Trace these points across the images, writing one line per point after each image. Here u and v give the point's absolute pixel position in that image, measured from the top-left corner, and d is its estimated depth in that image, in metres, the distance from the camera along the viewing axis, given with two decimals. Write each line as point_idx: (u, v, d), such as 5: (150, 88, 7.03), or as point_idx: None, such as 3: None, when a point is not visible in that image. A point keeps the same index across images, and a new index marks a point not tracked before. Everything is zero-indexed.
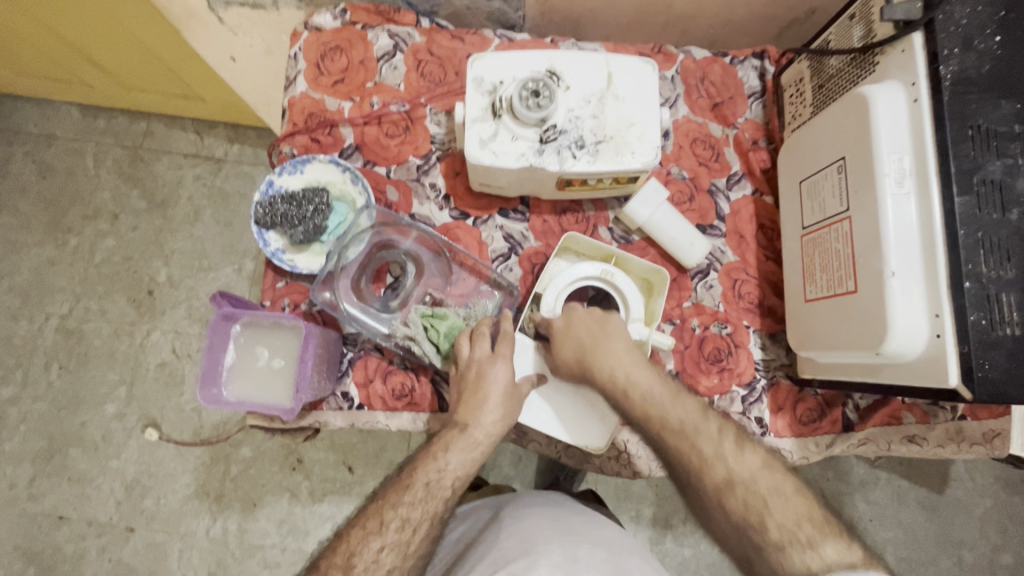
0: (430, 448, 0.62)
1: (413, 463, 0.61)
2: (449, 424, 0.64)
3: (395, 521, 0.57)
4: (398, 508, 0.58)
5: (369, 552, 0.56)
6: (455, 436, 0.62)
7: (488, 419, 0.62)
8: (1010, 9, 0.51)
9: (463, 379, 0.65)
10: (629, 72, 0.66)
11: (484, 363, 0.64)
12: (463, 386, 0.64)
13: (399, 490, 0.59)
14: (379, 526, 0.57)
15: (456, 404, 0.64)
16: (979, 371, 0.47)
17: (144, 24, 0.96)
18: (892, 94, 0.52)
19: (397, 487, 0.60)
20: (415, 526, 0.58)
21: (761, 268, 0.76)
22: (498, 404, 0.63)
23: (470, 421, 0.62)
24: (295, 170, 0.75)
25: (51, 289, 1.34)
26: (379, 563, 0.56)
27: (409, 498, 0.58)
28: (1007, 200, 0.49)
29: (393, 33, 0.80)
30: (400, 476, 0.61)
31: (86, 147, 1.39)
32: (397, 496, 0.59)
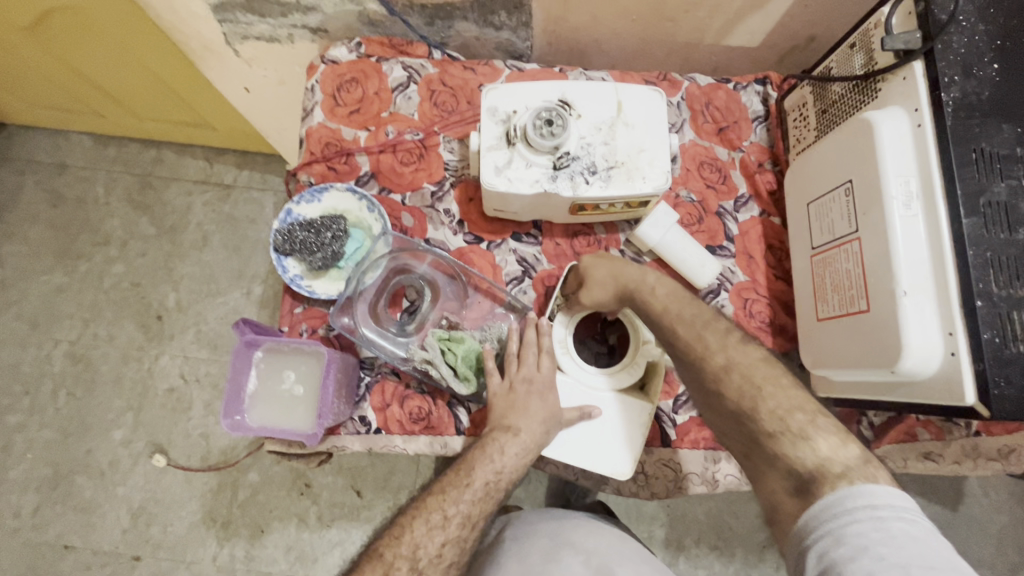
0: (478, 449, 0.62)
1: (467, 459, 0.61)
2: (495, 425, 0.64)
3: (457, 516, 0.58)
4: (453, 507, 0.58)
5: (433, 545, 0.56)
6: (507, 439, 0.62)
7: (535, 422, 0.64)
8: (1005, 38, 0.53)
9: (511, 394, 0.66)
10: (639, 100, 0.68)
11: (529, 382, 0.66)
12: (511, 400, 0.65)
13: (458, 487, 0.59)
14: (441, 518, 0.57)
15: (505, 409, 0.65)
16: (996, 390, 0.47)
17: (161, 56, 0.99)
18: (895, 121, 0.54)
19: (456, 482, 0.59)
20: (474, 523, 0.58)
21: (771, 287, 0.77)
22: (546, 407, 0.65)
23: (521, 426, 0.63)
24: (312, 199, 0.77)
25: (60, 315, 1.35)
26: (442, 557, 0.56)
27: (469, 495, 0.59)
28: (1014, 220, 0.50)
29: (407, 65, 0.82)
30: (468, 468, 0.60)
31: (98, 175, 1.42)
32: (454, 492, 0.59)
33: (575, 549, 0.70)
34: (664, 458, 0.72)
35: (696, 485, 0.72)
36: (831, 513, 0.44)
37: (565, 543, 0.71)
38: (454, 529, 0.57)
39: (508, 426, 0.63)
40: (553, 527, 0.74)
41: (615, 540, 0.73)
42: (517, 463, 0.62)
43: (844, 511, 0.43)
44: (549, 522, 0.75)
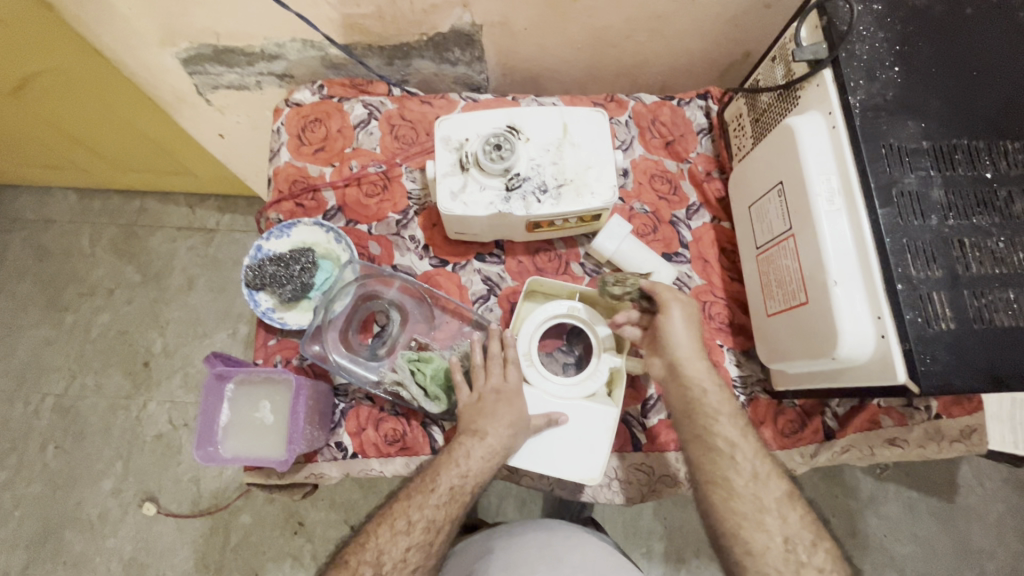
0: (446, 455, 0.64)
1: (434, 465, 0.64)
2: (461, 431, 0.66)
3: (422, 521, 0.61)
4: (424, 510, 0.61)
5: (397, 550, 0.59)
6: (474, 442, 0.64)
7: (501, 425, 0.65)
8: (904, 43, 0.58)
9: (480, 402, 0.68)
10: (582, 120, 0.72)
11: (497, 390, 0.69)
12: (479, 407, 0.67)
13: (423, 492, 0.62)
14: (405, 524, 0.61)
15: (473, 414, 0.66)
16: (923, 366, 0.50)
17: (137, 110, 1.04)
18: (812, 124, 0.59)
19: (421, 488, 0.62)
20: (439, 527, 0.61)
21: (728, 289, 0.80)
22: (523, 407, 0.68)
23: (487, 429, 0.65)
24: (282, 234, 0.80)
25: (47, 369, 1.36)
26: (406, 562, 0.59)
27: (434, 500, 0.61)
28: (926, 208, 0.54)
29: (368, 103, 0.87)
30: (437, 472, 0.63)
31: (83, 228, 1.45)
32: (421, 497, 0.62)
33: (563, 563, 0.71)
34: (636, 463, 0.74)
35: (669, 489, 0.74)
36: None
37: (550, 555, 0.72)
38: (418, 532, 0.60)
39: (475, 430, 0.65)
40: (541, 539, 0.75)
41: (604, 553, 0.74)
42: (487, 464, 0.64)
43: None
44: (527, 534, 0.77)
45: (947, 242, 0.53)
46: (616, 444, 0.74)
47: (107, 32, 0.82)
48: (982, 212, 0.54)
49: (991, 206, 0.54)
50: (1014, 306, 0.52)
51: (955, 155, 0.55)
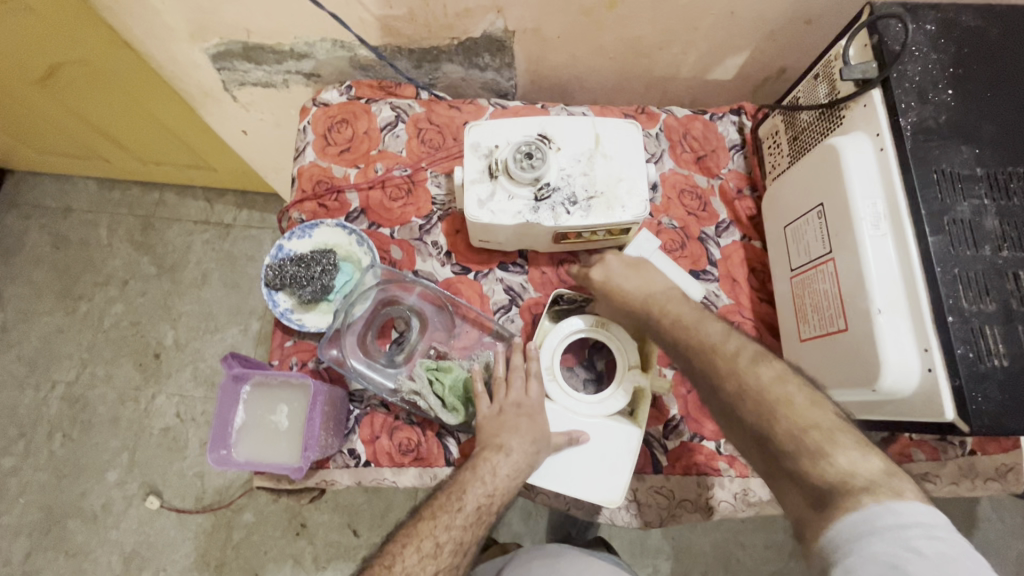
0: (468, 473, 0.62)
1: (460, 482, 0.61)
2: (483, 446, 0.64)
3: (450, 544, 0.57)
4: (452, 531, 0.58)
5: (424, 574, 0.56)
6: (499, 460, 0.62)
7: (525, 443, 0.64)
8: (958, 66, 0.56)
9: (502, 417, 0.66)
10: (615, 131, 0.71)
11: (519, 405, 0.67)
12: (501, 422, 0.65)
13: (450, 512, 0.59)
14: (433, 546, 0.57)
15: (497, 430, 0.65)
16: (974, 404, 0.47)
17: (164, 103, 1.04)
18: (858, 145, 0.56)
19: (447, 506, 0.59)
20: (466, 550, 0.58)
21: (756, 309, 0.78)
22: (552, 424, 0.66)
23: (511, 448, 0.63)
24: (303, 234, 0.79)
25: (59, 356, 1.36)
26: None
27: (460, 521, 0.59)
28: (979, 237, 0.51)
29: (395, 105, 0.86)
30: (465, 491, 0.61)
31: (101, 218, 1.45)
32: (449, 518, 0.58)
33: None
34: (656, 485, 0.72)
35: (689, 513, 0.71)
36: (867, 534, 0.41)
37: None
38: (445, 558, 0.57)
39: (499, 447, 0.63)
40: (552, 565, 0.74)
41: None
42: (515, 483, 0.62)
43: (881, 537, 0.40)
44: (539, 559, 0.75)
45: (1001, 274, 0.50)
46: (636, 465, 0.72)
47: (139, 24, 0.82)
48: None
49: None
50: None
51: (1009, 183, 0.53)
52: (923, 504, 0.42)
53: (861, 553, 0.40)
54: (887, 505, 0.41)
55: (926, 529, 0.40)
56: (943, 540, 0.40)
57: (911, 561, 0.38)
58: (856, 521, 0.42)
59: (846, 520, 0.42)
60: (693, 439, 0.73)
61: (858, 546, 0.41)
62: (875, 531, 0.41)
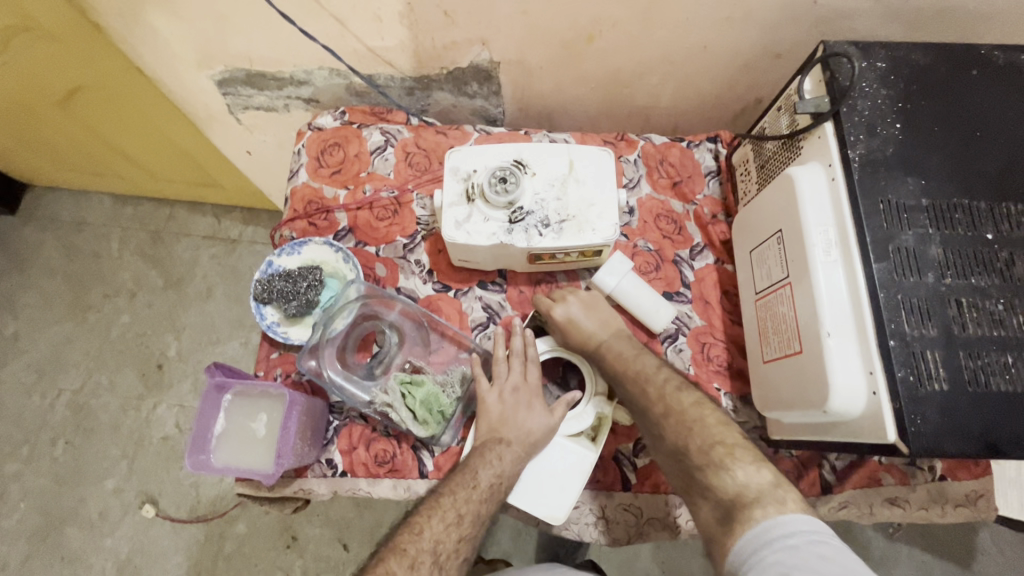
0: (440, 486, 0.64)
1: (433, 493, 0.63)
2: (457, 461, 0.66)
3: None
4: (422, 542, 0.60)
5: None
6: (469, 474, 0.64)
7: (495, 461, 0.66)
8: (907, 101, 0.58)
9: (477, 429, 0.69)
10: (588, 158, 0.74)
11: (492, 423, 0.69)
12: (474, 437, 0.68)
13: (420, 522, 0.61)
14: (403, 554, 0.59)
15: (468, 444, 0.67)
16: (913, 427, 0.49)
17: (174, 125, 1.10)
18: (812, 174, 0.59)
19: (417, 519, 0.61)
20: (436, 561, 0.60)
21: (727, 331, 0.80)
22: (527, 433, 0.69)
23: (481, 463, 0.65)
24: (293, 251, 0.83)
25: (66, 365, 1.40)
26: None
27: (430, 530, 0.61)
28: (922, 265, 0.53)
29: (385, 130, 0.90)
30: (437, 498, 0.62)
31: (114, 232, 1.51)
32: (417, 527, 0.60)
33: None
34: (624, 503, 0.73)
35: (657, 532, 0.73)
36: (762, 541, 0.50)
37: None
38: (424, 567, 0.56)
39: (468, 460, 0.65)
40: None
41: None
42: (486, 494, 0.64)
43: (770, 539, 0.50)
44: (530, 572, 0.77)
45: (943, 300, 0.52)
46: (605, 481, 0.73)
47: (151, 53, 0.87)
48: (981, 272, 0.53)
49: (991, 266, 0.53)
50: (1012, 370, 0.50)
51: (954, 213, 0.55)
52: (808, 514, 0.51)
53: (759, 563, 0.49)
54: (775, 520, 0.51)
55: (809, 535, 0.49)
56: (826, 544, 0.48)
57: (792, 561, 0.47)
58: (754, 535, 0.51)
59: (748, 534, 0.52)
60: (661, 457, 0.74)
61: (755, 558, 0.50)
62: (769, 542, 0.50)
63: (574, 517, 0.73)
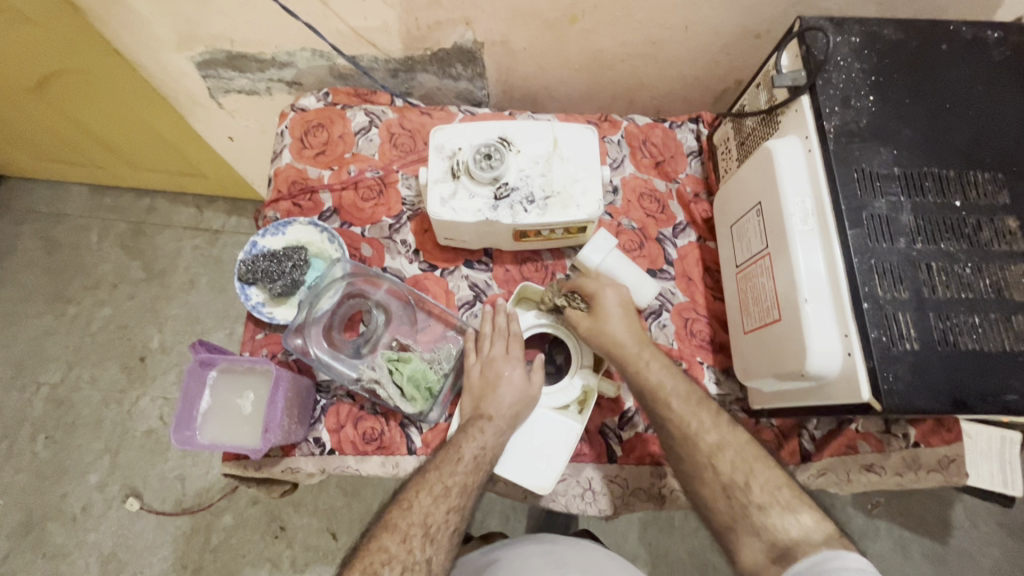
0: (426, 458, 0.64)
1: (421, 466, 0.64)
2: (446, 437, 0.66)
3: None
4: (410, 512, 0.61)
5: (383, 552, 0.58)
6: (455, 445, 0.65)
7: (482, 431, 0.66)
8: (879, 74, 0.60)
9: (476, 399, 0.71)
10: (572, 135, 0.75)
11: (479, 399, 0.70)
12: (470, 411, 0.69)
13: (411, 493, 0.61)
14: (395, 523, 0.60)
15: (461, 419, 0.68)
16: (885, 385, 0.50)
17: (154, 111, 1.08)
18: (790, 146, 0.60)
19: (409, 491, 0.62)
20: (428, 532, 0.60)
21: (709, 307, 0.81)
22: (508, 406, 0.69)
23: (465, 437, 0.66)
24: (277, 232, 0.83)
25: (45, 359, 1.38)
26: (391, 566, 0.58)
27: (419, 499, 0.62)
28: (894, 231, 0.55)
29: (369, 111, 0.90)
30: (420, 476, 0.65)
31: (93, 223, 1.49)
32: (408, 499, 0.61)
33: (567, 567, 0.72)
34: (611, 475, 0.74)
35: (643, 502, 0.74)
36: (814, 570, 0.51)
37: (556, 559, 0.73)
38: (415, 539, 0.59)
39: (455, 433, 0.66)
40: (541, 548, 0.75)
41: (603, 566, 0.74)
42: (474, 466, 0.65)
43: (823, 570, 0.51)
44: (528, 544, 0.77)
45: (914, 265, 0.54)
46: (592, 454, 0.75)
47: (129, 34, 0.86)
48: (950, 237, 0.55)
49: (960, 233, 0.55)
50: (979, 331, 0.52)
51: (925, 181, 0.57)
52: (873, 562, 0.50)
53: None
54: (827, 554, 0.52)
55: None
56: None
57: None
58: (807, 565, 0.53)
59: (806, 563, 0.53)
60: (647, 430, 0.75)
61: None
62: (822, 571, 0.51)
63: (561, 489, 0.74)
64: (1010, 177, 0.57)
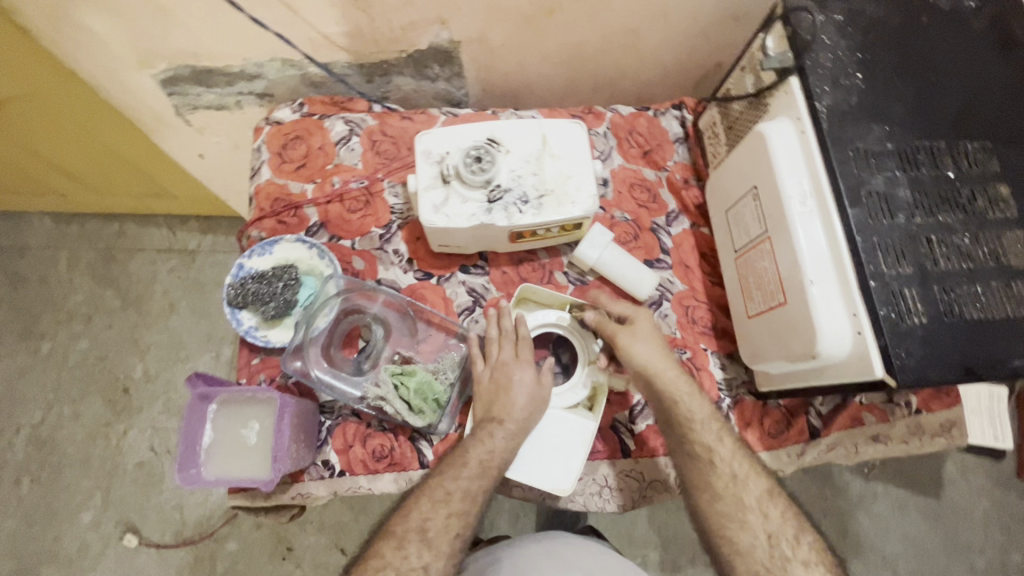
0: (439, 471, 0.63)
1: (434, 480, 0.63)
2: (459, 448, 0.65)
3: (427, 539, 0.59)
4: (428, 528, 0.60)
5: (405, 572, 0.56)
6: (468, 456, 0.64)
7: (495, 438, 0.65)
8: (865, 51, 0.60)
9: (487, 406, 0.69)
10: (561, 131, 0.74)
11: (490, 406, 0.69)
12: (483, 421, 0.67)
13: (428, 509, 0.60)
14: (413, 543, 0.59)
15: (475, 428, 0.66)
16: (898, 361, 0.51)
17: (117, 132, 1.03)
18: (783, 129, 0.60)
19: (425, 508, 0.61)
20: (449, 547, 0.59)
21: (709, 292, 0.81)
22: (522, 411, 0.68)
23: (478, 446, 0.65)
24: (264, 251, 0.80)
25: (23, 399, 1.32)
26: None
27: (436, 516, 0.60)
28: (893, 207, 0.55)
29: (348, 119, 0.87)
30: (435, 490, 0.63)
31: (60, 253, 1.42)
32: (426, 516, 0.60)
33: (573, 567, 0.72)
34: (626, 469, 0.74)
35: (660, 493, 0.74)
36: None
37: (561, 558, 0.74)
38: None
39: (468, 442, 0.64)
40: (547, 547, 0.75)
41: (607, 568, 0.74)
42: (488, 474, 0.64)
43: None
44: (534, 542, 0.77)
45: (915, 239, 0.54)
46: (606, 450, 0.74)
47: (85, 55, 0.81)
48: (946, 209, 0.56)
49: (956, 204, 0.56)
50: (982, 300, 0.53)
51: (918, 156, 0.57)
52: None
53: None
54: None
55: None
56: None
57: None
58: None
59: None
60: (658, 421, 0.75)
61: None
62: None
63: (578, 489, 0.73)
64: (998, 145, 0.58)
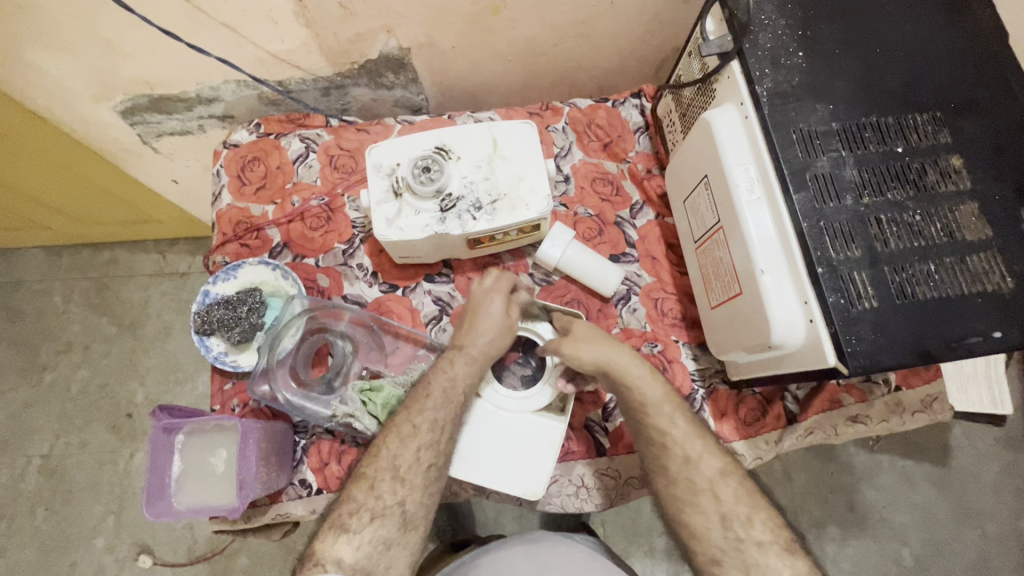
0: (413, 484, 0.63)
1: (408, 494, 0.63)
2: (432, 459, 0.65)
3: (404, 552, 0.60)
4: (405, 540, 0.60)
5: None
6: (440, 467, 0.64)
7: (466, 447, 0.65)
8: (806, 27, 0.58)
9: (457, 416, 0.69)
10: (511, 133, 0.73)
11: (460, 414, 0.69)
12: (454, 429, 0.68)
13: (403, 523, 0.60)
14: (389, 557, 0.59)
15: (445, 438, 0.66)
16: (849, 348, 0.50)
17: (89, 165, 1.03)
18: (727, 116, 0.59)
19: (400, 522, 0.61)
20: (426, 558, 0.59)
21: (677, 283, 0.80)
22: None
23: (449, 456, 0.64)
24: (228, 276, 0.80)
25: (30, 431, 1.35)
26: None
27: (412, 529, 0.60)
28: (840, 189, 0.54)
29: (304, 137, 0.87)
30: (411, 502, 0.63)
31: (54, 286, 1.44)
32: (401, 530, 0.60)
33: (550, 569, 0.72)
34: (602, 468, 0.74)
35: (637, 489, 0.74)
36: None
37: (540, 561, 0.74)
38: None
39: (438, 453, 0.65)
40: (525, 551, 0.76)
41: (585, 568, 0.74)
42: None
43: None
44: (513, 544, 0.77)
45: (864, 221, 0.53)
46: (580, 450, 0.74)
47: (41, 93, 0.81)
48: (896, 187, 0.54)
49: (905, 180, 0.54)
50: (935, 278, 0.52)
51: (864, 133, 0.55)
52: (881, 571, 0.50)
53: None
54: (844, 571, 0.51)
55: None
56: None
57: None
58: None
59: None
60: None
61: None
62: None
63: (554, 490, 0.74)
64: (948, 115, 0.56)
